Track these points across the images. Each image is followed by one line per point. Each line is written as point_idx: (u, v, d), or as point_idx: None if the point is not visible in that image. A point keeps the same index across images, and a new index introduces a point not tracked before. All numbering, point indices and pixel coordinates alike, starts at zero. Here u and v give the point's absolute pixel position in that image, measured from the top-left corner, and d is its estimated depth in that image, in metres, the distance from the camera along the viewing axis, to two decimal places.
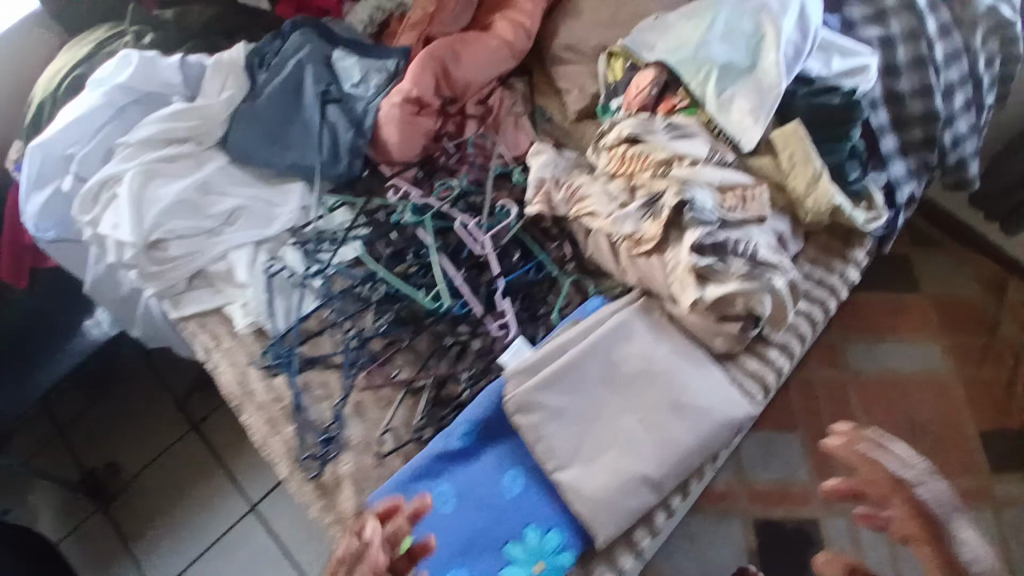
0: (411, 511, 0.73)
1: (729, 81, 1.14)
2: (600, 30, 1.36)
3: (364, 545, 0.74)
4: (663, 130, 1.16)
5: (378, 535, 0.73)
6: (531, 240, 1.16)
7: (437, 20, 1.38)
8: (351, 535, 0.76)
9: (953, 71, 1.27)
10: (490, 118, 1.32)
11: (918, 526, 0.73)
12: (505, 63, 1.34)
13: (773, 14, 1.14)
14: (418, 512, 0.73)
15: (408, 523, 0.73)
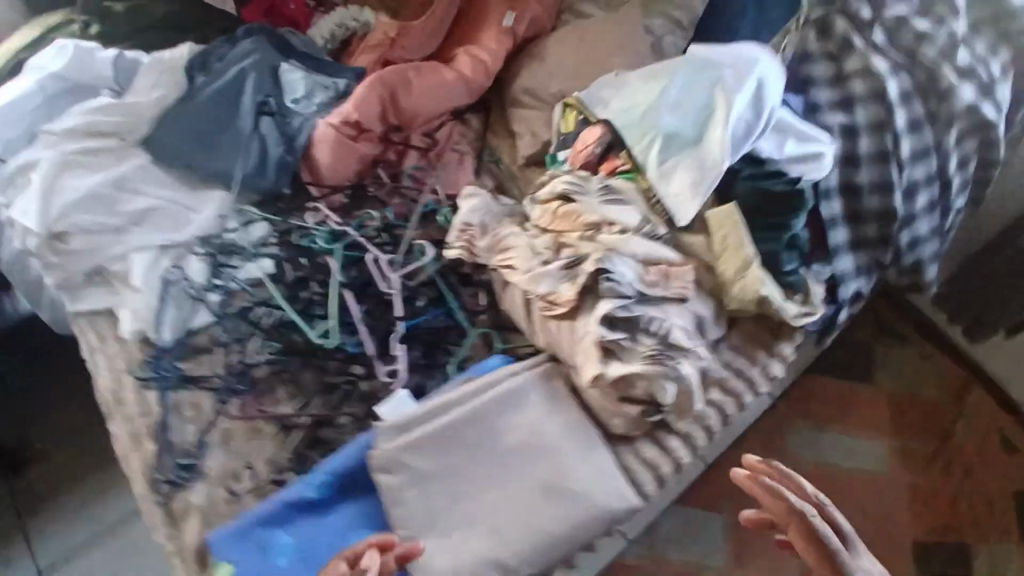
0: (406, 550, 0.82)
1: (674, 151, 1.10)
2: (561, 79, 1.33)
3: (361, 571, 0.79)
4: (597, 191, 1.11)
5: (379, 564, 0.79)
6: (446, 286, 1.11)
7: (397, 46, 1.36)
8: (338, 560, 0.80)
9: (919, 169, 1.19)
10: (434, 152, 1.29)
11: (815, 551, 0.87)
12: (459, 98, 1.32)
13: (727, 89, 1.09)
14: (409, 553, 0.82)
15: (395, 563, 0.82)
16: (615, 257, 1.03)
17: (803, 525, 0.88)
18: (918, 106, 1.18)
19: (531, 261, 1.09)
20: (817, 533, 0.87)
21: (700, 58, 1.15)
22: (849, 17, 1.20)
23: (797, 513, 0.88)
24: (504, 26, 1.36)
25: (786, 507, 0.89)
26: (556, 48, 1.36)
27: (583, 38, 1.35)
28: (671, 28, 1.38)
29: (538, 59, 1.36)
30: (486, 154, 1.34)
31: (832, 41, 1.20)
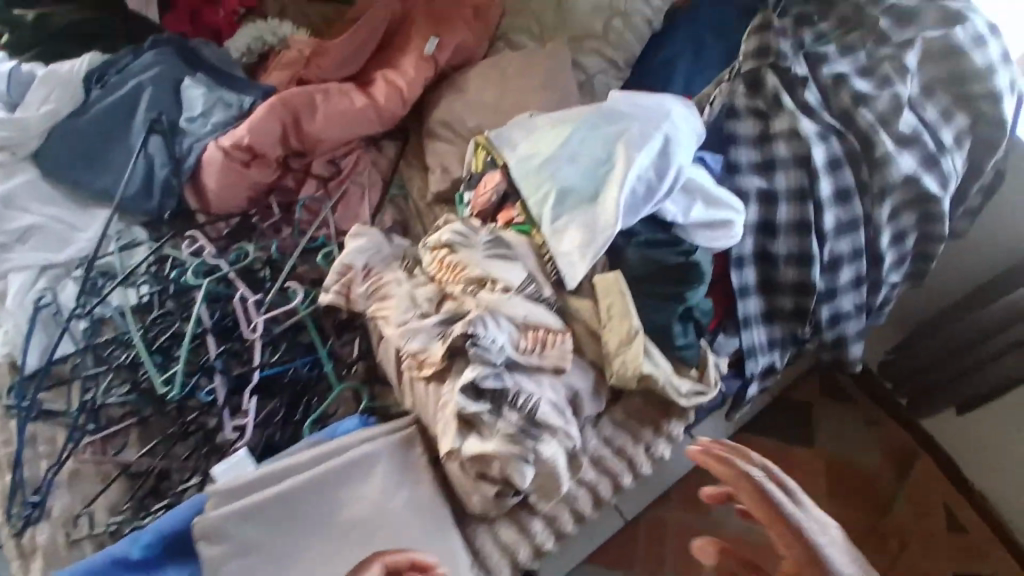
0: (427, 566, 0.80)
1: (568, 207, 1.03)
2: (479, 115, 1.27)
3: None
4: (484, 244, 1.04)
5: None
6: (316, 331, 1.05)
7: (315, 67, 1.31)
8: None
9: (844, 243, 1.11)
10: (335, 183, 1.23)
11: (774, 526, 0.73)
12: (368, 125, 1.25)
13: (630, 144, 1.02)
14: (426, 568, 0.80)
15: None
16: (489, 318, 0.96)
17: (756, 491, 0.75)
18: (848, 174, 1.09)
19: (408, 313, 1.02)
20: (772, 503, 0.73)
21: (611, 105, 1.08)
22: (779, 71, 1.12)
23: (750, 483, 0.75)
24: (424, 52, 1.29)
25: (737, 473, 0.76)
26: (478, 82, 1.29)
27: (505, 74, 1.28)
28: (604, 70, 1.32)
29: (459, 91, 1.30)
30: (393, 190, 1.27)
31: (760, 97, 1.13)
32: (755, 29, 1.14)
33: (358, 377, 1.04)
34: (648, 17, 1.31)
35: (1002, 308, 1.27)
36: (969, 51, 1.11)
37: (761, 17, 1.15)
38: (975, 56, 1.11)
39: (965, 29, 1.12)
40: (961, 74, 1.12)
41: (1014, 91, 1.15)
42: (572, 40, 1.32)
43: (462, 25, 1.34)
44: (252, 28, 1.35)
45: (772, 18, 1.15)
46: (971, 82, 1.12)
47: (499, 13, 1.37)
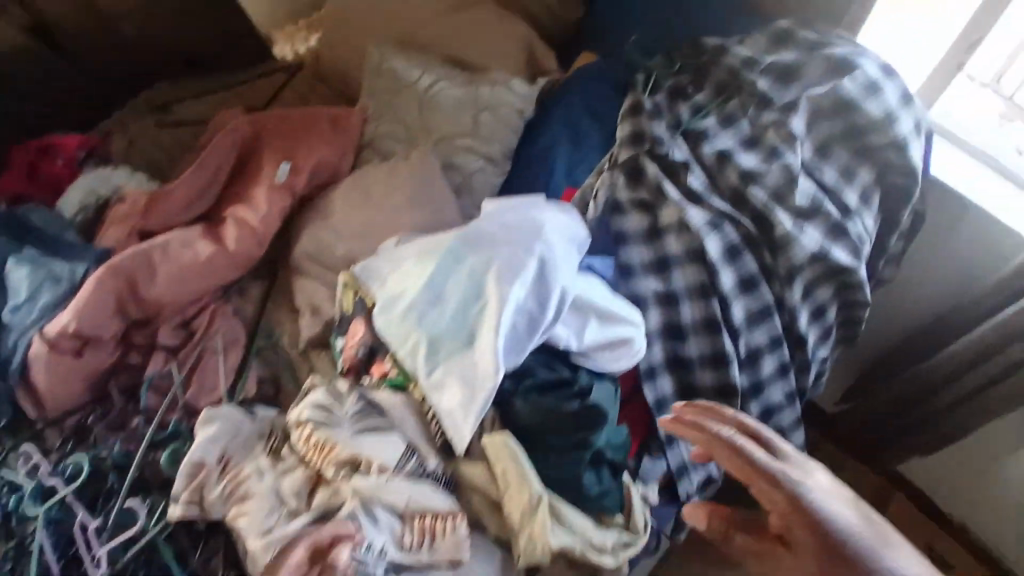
0: None
1: (441, 358, 0.88)
2: (347, 241, 1.11)
3: None
4: (349, 420, 0.88)
5: None
6: (171, 552, 0.93)
7: (156, 217, 1.15)
8: None
9: (759, 334, 0.98)
10: (187, 350, 1.08)
11: (757, 483, 0.72)
12: (218, 275, 1.09)
13: (499, 274, 0.89)
14: None
15: None
16: (365, 516, 0.81)
17: (730, 448, 0.74)
18: (749, 260, 0.97)
19: (270, 513, 0.89)
20: (748, 458, 0.73)
21: (476, 229, 0.95)
22: (658, 158, 1.01)
23: (725, 445, 0.75)
24: (275, 181, 1.14)
25: (710, 435, 0.76)
26: (341, 203, 1.13)
27: (369, 193, 1.13)
28: (479, 167, 1.18)
29: (319, 217, 1.14)
30: (259, 344, 1.10)
31: (644, 188, 1.01)
32: (628, 113, 1.05)
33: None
34: (520, 105, 1.18)
35: (952, 357, 1.15)
36: (861, 104, 0.98)
37: (631, 100, 1.06)
38: (867, 108, 0.98)
39: (852, 79, 0.98)
40: (856, 127, 1.00)
41: (918, 137, 1.01)
42: (441, 141, 1.18)
43: (320, 142, 1.19)
44: (82, 184, 1.21)
45: (644, 99, 1.05)
46: (868, 134, 1.00)
47: (362, 118, 1.22)
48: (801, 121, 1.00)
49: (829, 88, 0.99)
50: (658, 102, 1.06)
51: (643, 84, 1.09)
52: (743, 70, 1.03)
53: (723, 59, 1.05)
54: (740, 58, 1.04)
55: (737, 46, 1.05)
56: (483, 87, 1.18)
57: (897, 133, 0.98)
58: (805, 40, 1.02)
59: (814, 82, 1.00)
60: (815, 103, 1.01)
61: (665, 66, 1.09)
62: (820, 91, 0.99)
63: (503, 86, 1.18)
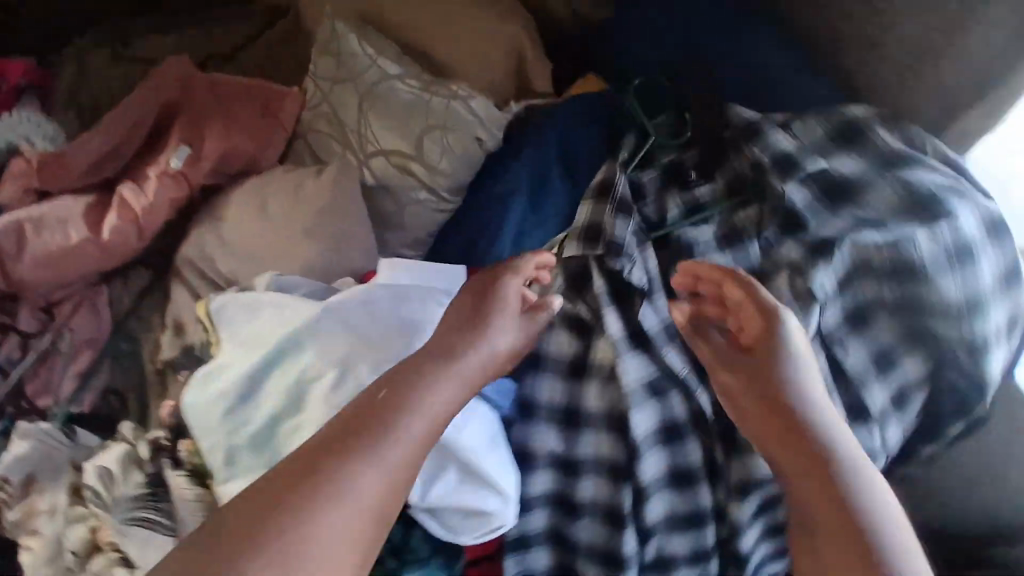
0: None
1: (238, 470, 0.70)
2: (232, 256, 0.92)
3: None
4: (129, 504, 0.76)
5: None
6: None
7: (49, 179, 0.99)
8: None
9: (678, 543, 0.72)
10: (39, 341, 0.93)
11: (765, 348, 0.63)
12: (90, 263, 0.94)
13: (335, 388, 0.68)
14: None
15: None
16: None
17: (750, 293, 0.65)
18: (694, 448, 0.70)
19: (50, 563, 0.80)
20: (764, 298, 0.64)
21: (334, 310, 0.72)
22: (610, 271, 0.72)
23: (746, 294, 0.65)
24: (170, 168, 0.95)
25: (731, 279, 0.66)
26: (238, 208, 0.93)
27: (265, 206, 0.91)
28: (416, 200, 0.93)
29: (213, 219, 0.95)
30: (118, 348, 0.95)
31: (584, 305, 0.73)
32: (599, 193, 0.75)
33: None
34: (480, 133, 0.89)
35: None
36: (931, 276, 0.64)
37: (606, 175, 0.75)
38: (939, 285, 0.64)
39: (932, 233, 0.64)
40: (913, 302, 0.66)
41: (1004, 342, 0.68)
42: (376, 155, 0.93)
43: (243, 125, 0.98)
44: None
45: (620, 178, 0.75)
46: (926, 317, 0.67)
47: (299, 103, 1.00)
48: (833, 275, 0.67)
49: (894, 238, 0.64)
50: (643, 184, 0.76)
51: (631, 151, 0.77)
52: (770, 172, 0.69)
53: (745, 146, 0.72)
54: (770, 150, 0.70)
55: (776, 129, 0.70)
56: (436, 98, 0.90)
57: (973, 333, 0.65)
58: (880, 150, 0.68)
59: (876, 220, 0.66)
60: (862, 253, 0.66)
61: (670, 130, 0.77)
62: (875, 239, 0.65)
63: (462, 103, 0.89)
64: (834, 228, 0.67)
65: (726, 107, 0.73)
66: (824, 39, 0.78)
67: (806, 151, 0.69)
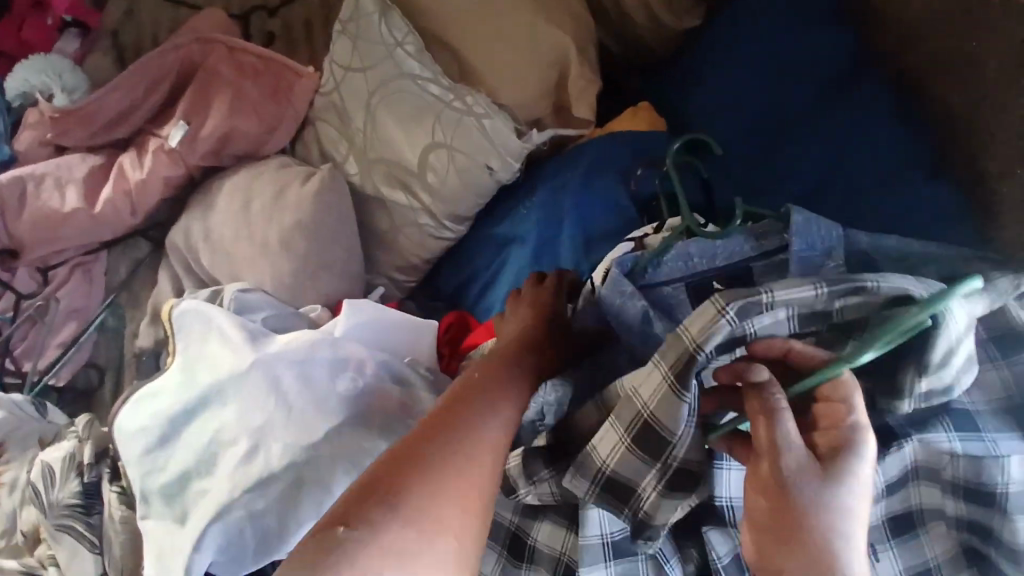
0: None
1: (148, 513, 0.64)
2: (212, 252, 0.84)
3: None
4: (59, 509, 0.72)
5: None
6: None
7: (58, 131, 0.95)
8: None
9: None
10: (28, 303, 0.91)
11: (816, 490, 0.42)
12: (88, 232, 0.91)
13: (244, 462, 0.60)
14: None
15: None
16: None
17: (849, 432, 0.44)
18: None
19: (0, 534, 0.82)
20: (857, 445, 0.43)
21: (263, 365, 0.62)
22: (597, 471, 0.52)
23: (838, 406, 0.45)
24: (168, 144, 0.88)
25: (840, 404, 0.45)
26: (228, 200, 0.84)
27: (251, 206, 0.82)
28: (414, 223, 0.80)
29: (203, 207, 0.87)
30: (104, 321, 0.92)
31: (547, 468, 0.56)
32: (646, 386, 0.48)
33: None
34: (493, 161, 0.74)
35: None
36: (1011, 512, 0.52)
37: (665, 370, 0.47)
38: (1015, 521, 0.52)
39: None
40: (979, 523, 0.54)
41: None
42: (378, 166, 0.81)
43: (250, 105, 0.88)
44: (25, 65, 1.02)
45: (677, 403, 0.47)
46: (986, 546, 0.54)
47: (313, 86, 0.88)
48: (879, 477, 0.55)
49: (980, 455, 0.52)
50: (664, 303, 0.54)
51: (729, 333, 0.45)
52: (909, 399, 0.49)
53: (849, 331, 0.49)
54: (935, 382, 0.48)
55: (959, 352, 0.47)
56: (449, 110, 0.75)
57: None
58: (1002, 324, 0.54)
59: (966, 420, 0.53)
60: (931, 458, 0.55)
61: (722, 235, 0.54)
62: (954, 448, 0.53)
63: (477, 122, 0.74)
64: (908, 416, 0.55)
65: (935, 328, 0.45)
66: (960, 126, 0.55)
67: (965, 370, 0.49)
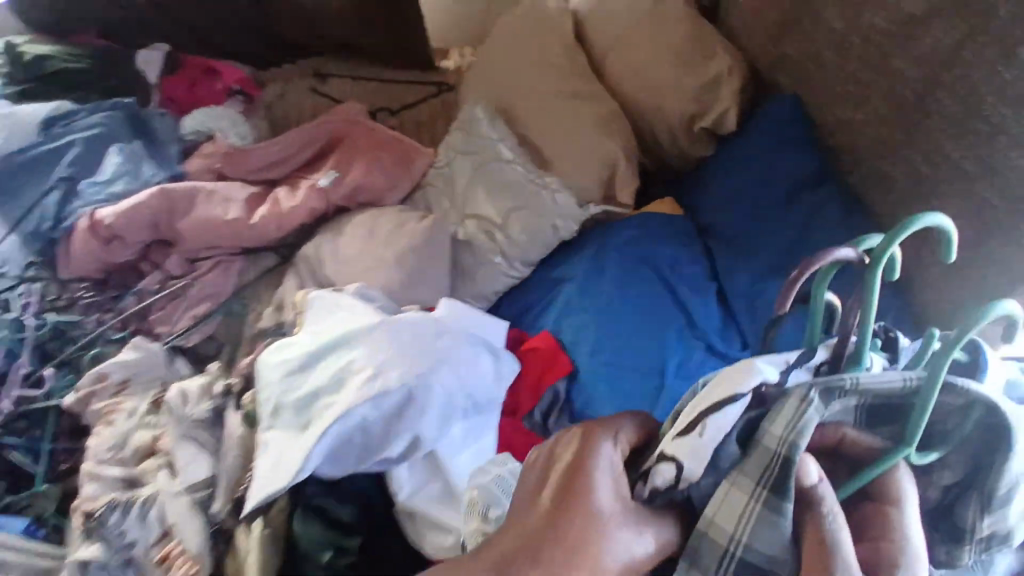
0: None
1: (279, 423, 0.85)
2: (337, 262, 1.12)
3: None
4: (189, 421, 0.93)
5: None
6: (56, 420, 1.05)
7: (226, 164, 1.27)
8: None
9: None
10: (176, 282, 1.17)
11: None
12: (236, 235, 1.18)
13: (368, 383, 0.82)
14: None
15: None
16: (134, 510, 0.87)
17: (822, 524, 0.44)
18: None
19: (108, 449, 0.96)
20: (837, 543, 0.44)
21: (388, 325, 0.88)
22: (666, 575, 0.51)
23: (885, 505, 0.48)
24: (319, 185, 1.21)
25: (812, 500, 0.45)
26: (355, 228, 1.15)
27: (374, 233, 1.12)
28: (493, 261, 1.08)
29: (334, 233, 1.16)
30: (231, 308, 1.16)
31: None
32: (727, 507, 0.46)
33: (58, 487, 0.99)
34: (558, 223, 1.06)
35: None
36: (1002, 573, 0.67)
37: (751, 474, 0.46)
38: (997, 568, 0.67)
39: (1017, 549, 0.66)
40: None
41: None
42: (472, 220, 1.11)
43: (381, 167, 1.22)
44: (205, 114, 1.39)
45: (772, 517, 0.45)
46: None
47: (429, 162, 1.23)
48: None
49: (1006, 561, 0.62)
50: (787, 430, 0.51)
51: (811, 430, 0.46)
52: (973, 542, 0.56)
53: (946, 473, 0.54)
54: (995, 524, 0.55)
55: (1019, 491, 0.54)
56: (532, 185, 1.08)
57: None
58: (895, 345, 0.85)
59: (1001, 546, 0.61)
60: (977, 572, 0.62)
61: (857, 365, 0.50)
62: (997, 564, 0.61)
63: (551, 194, 1.07)
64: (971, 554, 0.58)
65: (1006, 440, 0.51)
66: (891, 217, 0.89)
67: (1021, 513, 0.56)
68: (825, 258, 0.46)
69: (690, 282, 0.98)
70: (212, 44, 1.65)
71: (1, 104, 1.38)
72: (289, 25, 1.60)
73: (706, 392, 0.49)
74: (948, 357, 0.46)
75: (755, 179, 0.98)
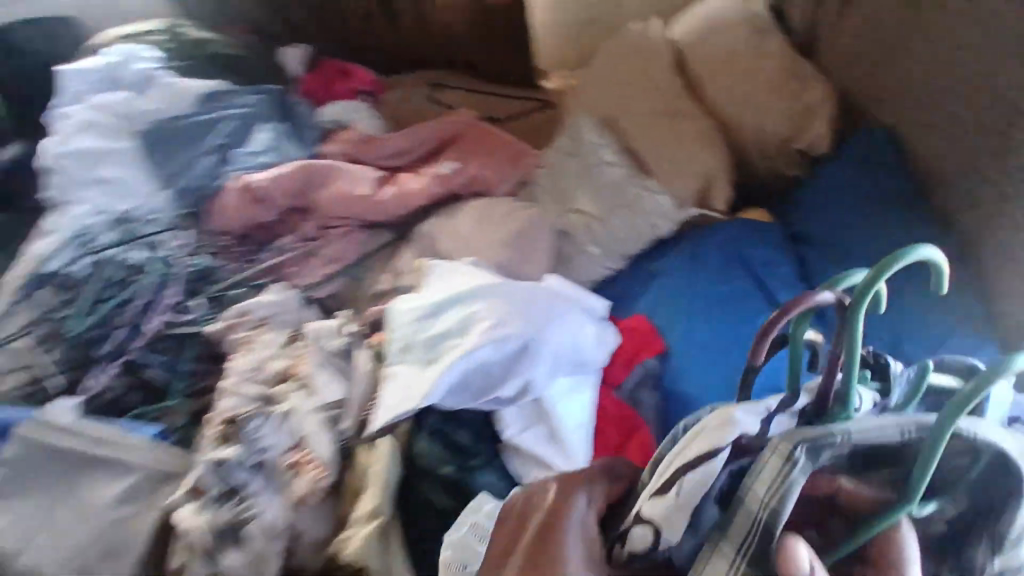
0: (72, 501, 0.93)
1: (409, 357, 0.98)
2: (451, 237, 1.26)
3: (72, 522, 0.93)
4: (325, 354, 1.08)
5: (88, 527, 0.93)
6: (198, 344, 1.20)
7: (361, 149, 1.46)
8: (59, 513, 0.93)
9: None
10: (308, 243, 1.35)
11: None
12: (364, 208, 1.35)
13: (492, 328, 0.95)
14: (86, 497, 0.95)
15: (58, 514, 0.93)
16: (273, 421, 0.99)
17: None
18: None
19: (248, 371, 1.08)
20: None
21: (508, 286, 1.02)
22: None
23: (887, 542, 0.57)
24: (439, 172, 1.37)
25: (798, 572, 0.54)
26: (470, 211, 1.30)
27: (487, 217, 1.27)
28: (591, 250, 1.21)
29: (449, 215, 1.32)
30: (352, 270, 1.32)
31: None
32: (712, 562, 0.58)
33: (195, 400, 1.15)
34: (655, 222, 1.19)
35: None
36: None
37: (733, 542, 0.57)
38: None
39: None
40: None
41: None
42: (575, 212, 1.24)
43: (495, 164, 1.38)
44: (341, 108, 1.59)
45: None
46: None
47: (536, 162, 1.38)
48: None
49: None
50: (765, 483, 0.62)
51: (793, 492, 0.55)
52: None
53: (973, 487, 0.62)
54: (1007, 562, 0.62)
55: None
56: (635, 186, 1.21)
57: None
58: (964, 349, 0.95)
59: None
60: None
61: (842, 418, 0.60)
62: None
63: (651, 196, 1.20)
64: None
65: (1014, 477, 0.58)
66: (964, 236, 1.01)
67: None
68: (806, 303, 0.57)
69: (775, 282, 1.09)
70: (343, 50, 1.86)
71: (163, 72, 1.55)
72: (413, 38, 1.80)
73: (683, 450, 0.62)
74: (958, 410, 0.53)
75: (842, 197, 1.11)
